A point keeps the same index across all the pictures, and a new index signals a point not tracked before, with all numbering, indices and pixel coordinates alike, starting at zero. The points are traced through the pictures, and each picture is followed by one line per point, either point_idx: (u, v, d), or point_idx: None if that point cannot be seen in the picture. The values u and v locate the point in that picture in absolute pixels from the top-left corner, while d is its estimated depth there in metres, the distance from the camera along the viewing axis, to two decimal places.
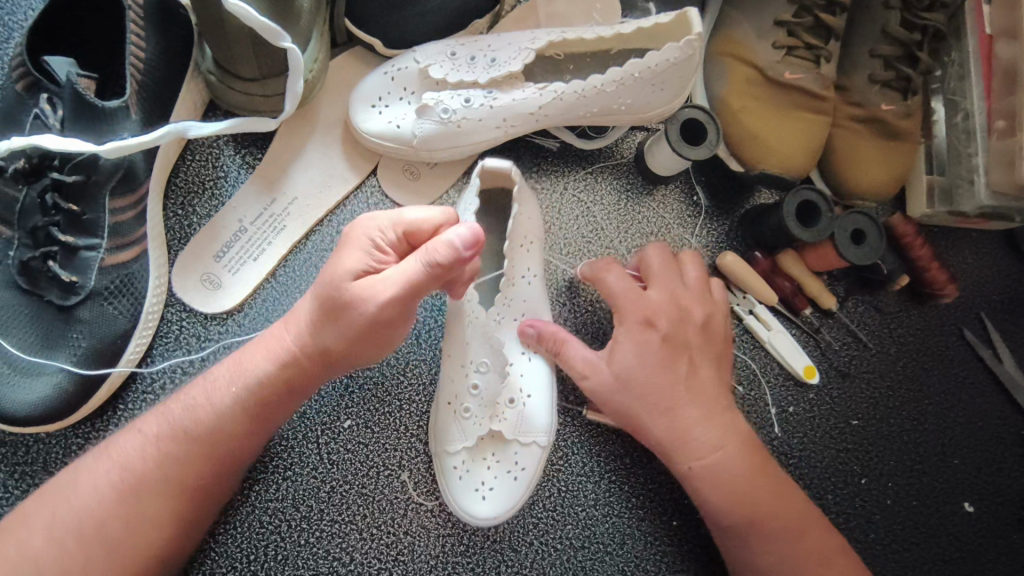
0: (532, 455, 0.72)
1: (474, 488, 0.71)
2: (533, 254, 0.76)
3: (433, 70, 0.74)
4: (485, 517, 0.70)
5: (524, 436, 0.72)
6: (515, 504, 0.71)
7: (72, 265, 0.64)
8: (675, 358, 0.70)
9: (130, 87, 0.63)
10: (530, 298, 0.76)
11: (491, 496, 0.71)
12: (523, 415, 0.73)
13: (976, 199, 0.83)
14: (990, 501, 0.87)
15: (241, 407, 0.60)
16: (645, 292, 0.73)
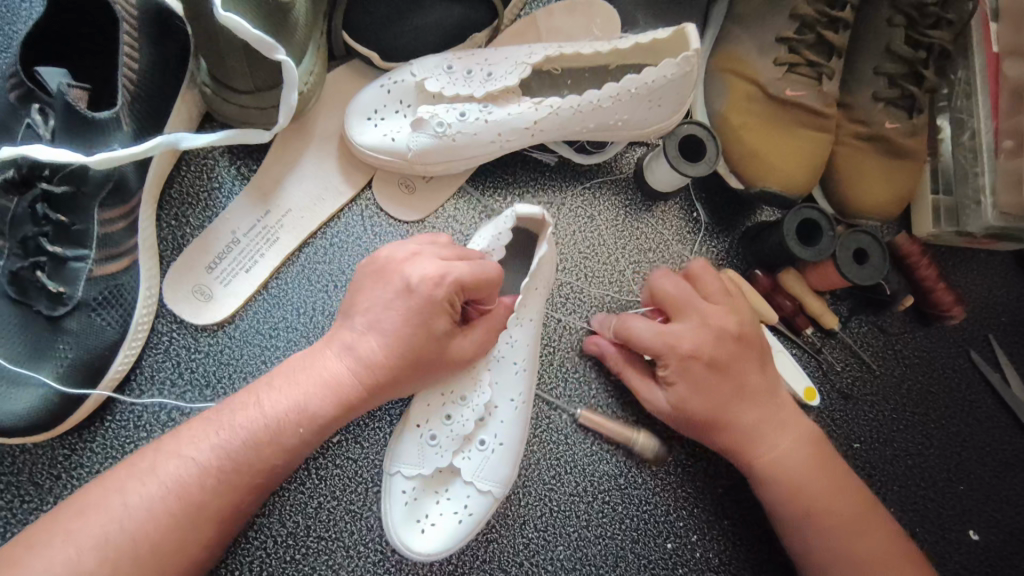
0: (482, 506, 0.70)
1: (413, 518, 0.69)
2: (541, 302, 0.73)
3: (429, 84, 0.73)
4: (418, 552, 0.68)
5: (482, 483, 0.70)
6: (453, 548, 0.69)
7: (60, 275, 0.64)
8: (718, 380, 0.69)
9: (123, 98, 0.62)
10: (527, 343, 0.73)
11: (429, 533, 0.68)
12: (488, 461, 0.70)
13: (983, 219, 0.81)
14: (997, 529, 0.85)
15: (282, 435, 0.58)
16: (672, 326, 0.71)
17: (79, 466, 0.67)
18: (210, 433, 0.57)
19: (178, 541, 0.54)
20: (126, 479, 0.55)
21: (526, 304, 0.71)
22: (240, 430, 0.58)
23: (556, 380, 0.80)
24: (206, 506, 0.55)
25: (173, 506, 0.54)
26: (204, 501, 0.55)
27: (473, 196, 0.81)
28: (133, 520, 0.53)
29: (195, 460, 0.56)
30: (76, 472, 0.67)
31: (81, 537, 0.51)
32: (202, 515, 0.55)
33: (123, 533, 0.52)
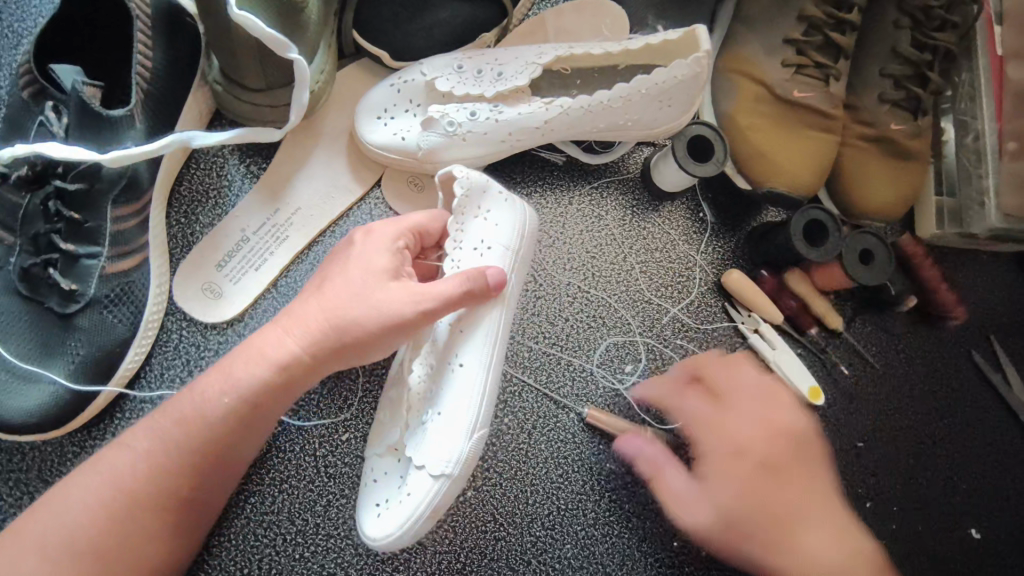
0: (423, 488, 0.63)
1: (374, 503, 0.67)
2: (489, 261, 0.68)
3: (439, 83, 0.73)
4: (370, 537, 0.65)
5: (419, 459, 0.64)
6: (406, 535, 0.64)
7: (72, 272, 0.64)
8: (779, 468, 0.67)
9: (136, 97, 0.63)
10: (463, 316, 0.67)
11: (383, 518, 0.65)
12: (427, 436, 0.65)
13: (987, 220, 0.82)
14: (999, 528, 0.86)
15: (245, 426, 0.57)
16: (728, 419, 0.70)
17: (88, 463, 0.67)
18: (151, 421, 0.57)
19: (140, 531, 0.55)
20: (87, 471, 0.55)
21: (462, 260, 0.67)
22: (172, 417, 0.57)
23: (564, 379, 0.80)
24: (143, 495, 0.55)
25: (125, 497, 0.55)
26: (146, 491, 0.55)
27: None
28: (88, 508, 0.54)
29: (134, 449, 0.56)
30: None
31: (45, 523, 0.53)
32: (145, 505, 0.55)
33: (78, 521, 0.53)
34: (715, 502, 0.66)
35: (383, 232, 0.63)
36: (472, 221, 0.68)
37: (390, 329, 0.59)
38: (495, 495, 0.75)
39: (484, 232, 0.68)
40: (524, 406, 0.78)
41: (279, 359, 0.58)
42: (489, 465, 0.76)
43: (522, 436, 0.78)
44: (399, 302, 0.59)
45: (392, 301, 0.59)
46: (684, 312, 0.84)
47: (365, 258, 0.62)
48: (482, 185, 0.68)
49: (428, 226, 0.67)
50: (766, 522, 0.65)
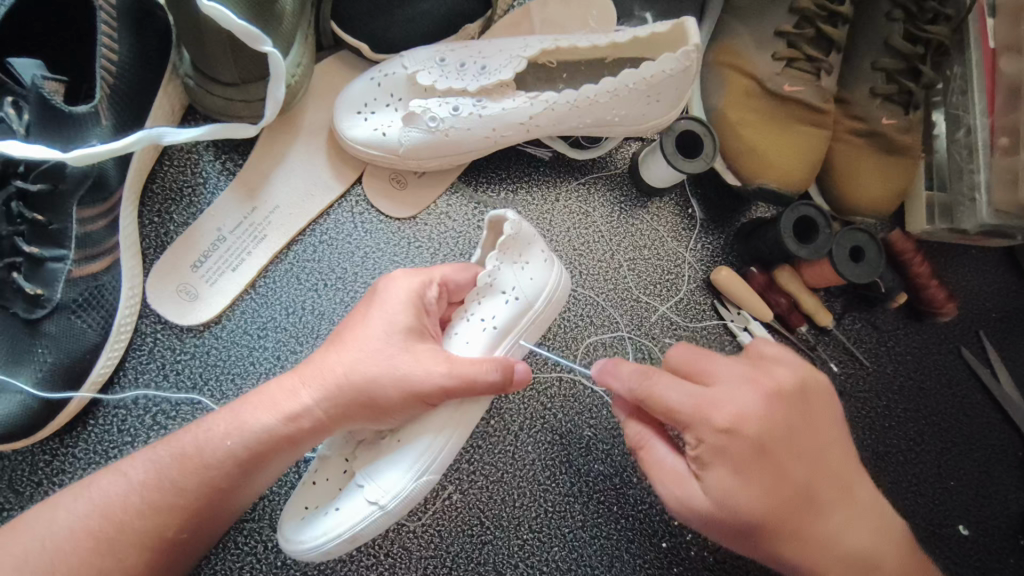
0: (355, 513, 0.60)
1: (301, 505, 0.63)
2: (512, 307, 0.65)
3: (421, 77, 0.71)
4: (294, 551, 0.61)
5: (374, 493, 0.61)
6: (298, 550, 0.61)
7: (38, 277, 0.61)
8: (772, 450, 0.55)
9: (100, 92, 0.60)
10: (471, 345, 0.64)
11: (305, 519, 0.62)
12: (389, 469, 0.61)
13: (978, 216, 0.81)
14: (986, 523, 0.85)
15: (217, 444, 0.55)
16: (701, 413, 0.55)
17: (61, 472, 0.65)
18: (149, 452, 0.56)
19: (115, 570, 0.52)
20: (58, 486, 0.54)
21: (480, 297, 0.65)
22: (171, 449, 0.56)
23: (552, 379, 0.79)
24: (125, 528, 0.53)
25: (101, 529, 0.52)
26: (109, 511, 0.53)
27: (465, 192, 0.79)
28: (61, 529, 0.52)
29: (126, 477, 0.54)
30: (58, 478, 0.65)
31: (22, 540, 0.51)
32: (103, 526, 0.52)
33: (46, 544, 0.51)
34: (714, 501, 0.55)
35: (405, 283, 0.61)
36: (508, 265, 0.66)
37: (409, 398, 0.58)
38: (481, 498, 0.74)
39: (517, 280, 0.66)
40: (511, 407, 0.77)
41: (289, 411, 0.57)
42: (475, 467, 0.75)
43: (509, 438, 0.76)
44: (420, 370, 0.58)
45: (410, 367, 0.57)
46: (674, 311, 0.83)
47: (387, 312, 0.60)
48: (529, 238, 0.66)
49: (457, 276, 0.65)
50: (779, 509, 0.56)
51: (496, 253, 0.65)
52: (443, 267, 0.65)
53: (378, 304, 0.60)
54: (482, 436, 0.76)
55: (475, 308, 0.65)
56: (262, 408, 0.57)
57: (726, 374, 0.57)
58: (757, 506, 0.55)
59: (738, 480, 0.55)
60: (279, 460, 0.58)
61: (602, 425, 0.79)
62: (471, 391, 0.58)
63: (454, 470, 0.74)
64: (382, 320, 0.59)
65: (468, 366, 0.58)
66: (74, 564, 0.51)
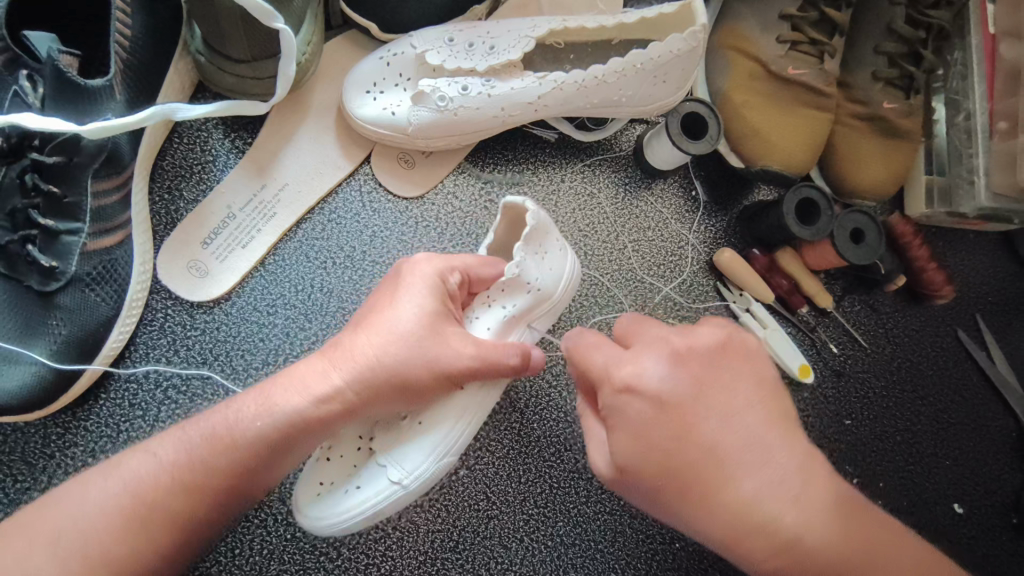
0: (377, 492, 0.63)
1: (316, 482, 0.64)
2: (533, 298, 0.67)
3: (430, 56, 0.71)
4: (320, 531, 0.63)
5: (398, 474, 0.63)
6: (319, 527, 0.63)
7: (52, 249, 0.62)
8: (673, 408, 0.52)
9: (115, 66, 0.60)
10: (490, 331, 0.67)
11: (323, 498, 0.63)
12: (412, 451, 0.63)
13: (976, 200, 0.82)
14: (980, 501, 0.87)
15: (224, 412, 0.56)
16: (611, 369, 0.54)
17: (72, 445, 0.66)
18: None
19: None
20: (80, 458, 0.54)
21: (506, 288, 0.66)
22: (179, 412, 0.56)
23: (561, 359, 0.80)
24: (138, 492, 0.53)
25: (120, 501, 0.52)
26: (121, 479, 0.53)
27: (471, 172, 0.80)
28: (76, 495, 0.52)
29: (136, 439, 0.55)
30: (70, 450, 0.65)
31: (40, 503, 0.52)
32: (114, 493, 0.53)
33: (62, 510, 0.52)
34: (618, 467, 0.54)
35: (431, 271, 0.62)
36: (531, 259, 0.65)
37: (437, 377, 0.60)
38: (487, 474, 0.75)
39: (540, 273, 0.67)
40: (518, 384, 0.78)
41: (299, 372, 0.58)
42: (481, 443, 0.76)
43: (515, 415, 0.77)
44: (450, 354, 0.59)
45: (438, 350, 0.59)
46: (677, 291, 0.84)
47: (418, 303, 0.60)
48: (546, 229, 0.66)
49: (479, 269, 0.65)
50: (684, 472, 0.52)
51: (520, 243, 0.64)
52: (467, 257, 0.65)
53: (395, 310, 0.60)
54: (487, 413, 0.77)
55: (497, 295, 0.66)
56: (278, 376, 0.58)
57: (649, 337, 0.55)
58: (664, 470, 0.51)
59: (636, 440, 0.52)
60: (308, 446, 0.58)
61: None
62: (496, 372, 0.62)
63: (462, 447, 0.75)
64: (409, 311, 0.60)
65: (492, 350, 0.61)
66: (97, 534, 0.52)
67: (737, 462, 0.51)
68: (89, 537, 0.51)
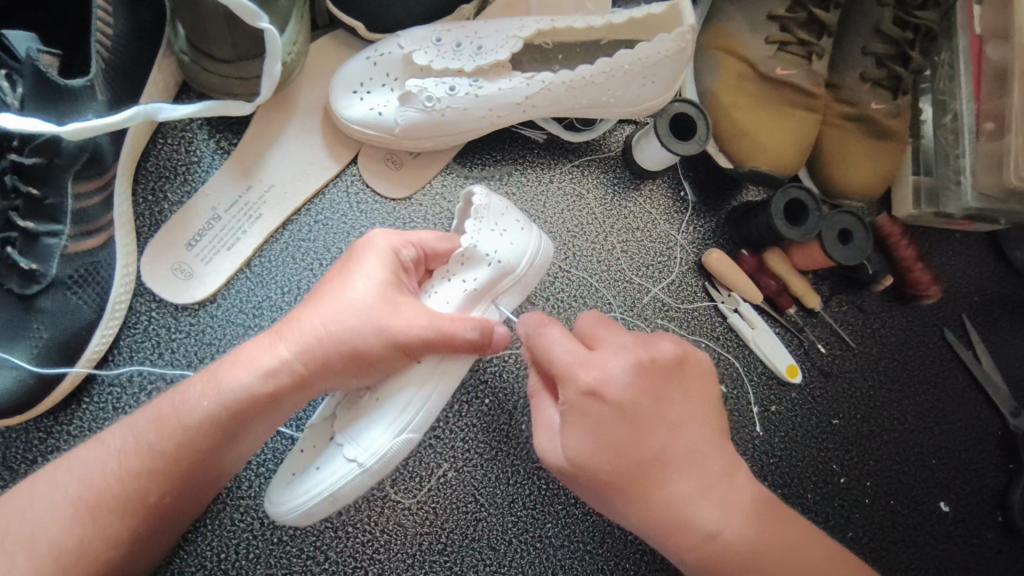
0: (335, 473, 0.61)
1: (287, 471, 0.64)
2: (492, 272, 0.65)
3: (417, 57, 0.71)
4: (283, 516, 0.62)
5: (351, 450, 0.61)
6: (282, 511, 0.62)
7: (34, 252, 0.61)
8: (631, 416, 0.56)
9: (96, 66, 0.59)
10: (449, 305, 0.65)
11: (288, 483, 0.63)
12: (367, 428, 0.62)
13: (963, 200, 0.82)
14: (966, 501, 0.88)
15: (202, 418, 0.55)
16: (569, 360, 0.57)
17: (55, 449, 0.65)
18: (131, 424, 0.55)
19: (109, 540, 0.52)
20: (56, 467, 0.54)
21: (464, 262, 0.65)
22: (149, 416, 0.55)
23: None
24: (113, 500, 0.53)
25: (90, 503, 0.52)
26: (100, 488, 0.53)
27: (459, 173, 0.80)
28: (56, 501, 0.52)
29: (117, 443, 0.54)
30: (52, 455, 0.65)
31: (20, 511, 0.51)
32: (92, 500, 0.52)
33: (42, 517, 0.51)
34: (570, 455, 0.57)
35: (385, 243, 0.62)
36: (486, 231, 0.65)
37: (388, 347, 0.59)
38: (475, 476, 0.75)
39: (498, 246, 0.65)
40: (506, 385, 0.78)
41: (267, 367, 0.57)
42: (469, 444, 0.76)
43: (503, 416, 0.77)
44: (400, 323, 0.59)
45: (389, 319, 0.59)
46: (665, 291, 0.84)
47: (366, 272, 0.60)
48: (501, 207, 0.67)
49: (434, 244, 0.66)
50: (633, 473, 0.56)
51: (473, 215, 0.65)
52: (422, 233, 0.65)
53: (346, 282, 0.60)
54: (476, 415, 0.76)
55: (456, 269, 0.65)
56: (240, 370, 0.57)
57: (615, 340, 0.59)
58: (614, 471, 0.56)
59: (594, 441, 0.56)
60: (260, 422, 0.58)
61: None
62: (452, 347, 0.61)
63: (450, 449, 0.75)
64: (362, 285, 0.60)
65: (448, 323, 0.60)
66: (77, 543, 0.51)
67: (674, 462, 0.57)
68: (67, 544, 0.51)
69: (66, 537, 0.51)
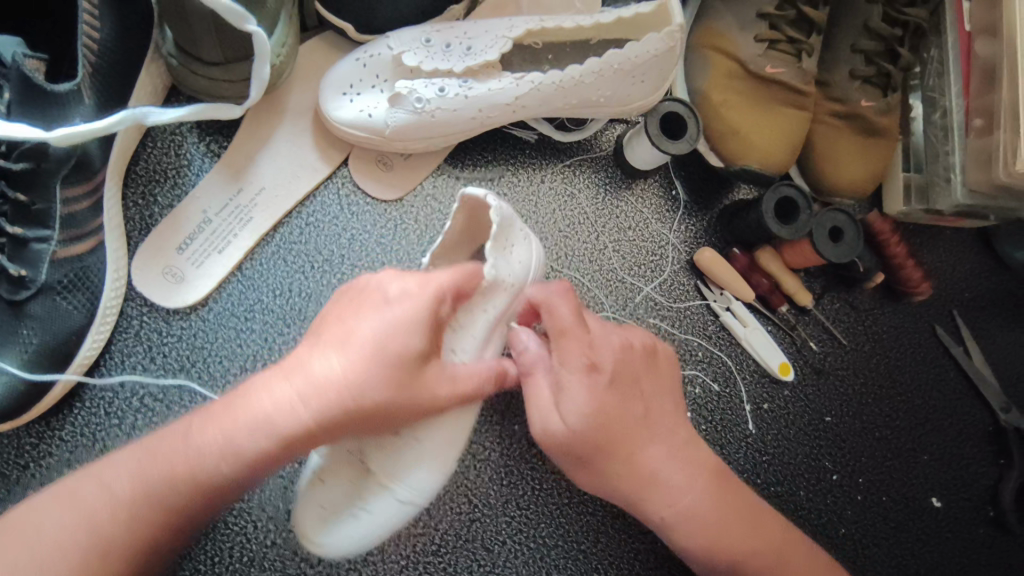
0: (385, 513, 0.63)
1: (317, 505, 0.64)
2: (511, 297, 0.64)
3: (406, 58, 0.71)
4: (319, 548, 0.63)
5: (404, 493, 0.63)
6: (337, 548, 0.63)
7: (22, 257, 0.61)
8: (621, 385, 0.64)
9: (82, 70, 0.59)
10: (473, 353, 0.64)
11: (326, 521, 0.63)
12: (415, 470, 0.63)
13: (952, 197, 0.83)
14: (958, 496, 0.88)
15: (212, 460, 0.50)
16: (570, 330, 0.63)
17: (47, 455, 0.65)
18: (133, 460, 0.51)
19: None
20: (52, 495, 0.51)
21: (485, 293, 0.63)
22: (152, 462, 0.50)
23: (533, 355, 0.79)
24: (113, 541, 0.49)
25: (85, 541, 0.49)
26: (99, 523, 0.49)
27: (452, 175, 0.80)
28: None
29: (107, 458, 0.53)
30: (45, 461, 0.65)
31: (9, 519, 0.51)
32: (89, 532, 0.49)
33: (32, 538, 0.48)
34: (567, 422, 0.62)
35: (423, 298, 0.55)
36: (502, 258, 0.63)
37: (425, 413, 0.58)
38: (469, 476, 0.75)
39: (513, 269, 0.64)
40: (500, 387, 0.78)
41: (284, 428, 0.50)
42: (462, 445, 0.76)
43: (496, 417, 0.77)
44: (438, 390, 0.57)
45: (428, 391, 0.56)
46: (657, 291, 0.84)
47: (398, 339, 0.53)
48: (510, 222, 0.63)
49: (467, 285, 0.59)
50: (618, 440, 0.63)
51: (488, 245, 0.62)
52: (442, 273, 0.57)
53: (376, 335, 0.53)
54: None
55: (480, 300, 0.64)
56: (253, 428, 0.50)
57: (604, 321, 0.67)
58: (600, 435, 0.62)
59: (591, 409, 0.62)
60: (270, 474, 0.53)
61: None
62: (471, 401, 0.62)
63: None
64: (404, 343, 0.54)
65: (471, 381, 0.60)
66: None
67: (656, 433, 0.65)
68: None
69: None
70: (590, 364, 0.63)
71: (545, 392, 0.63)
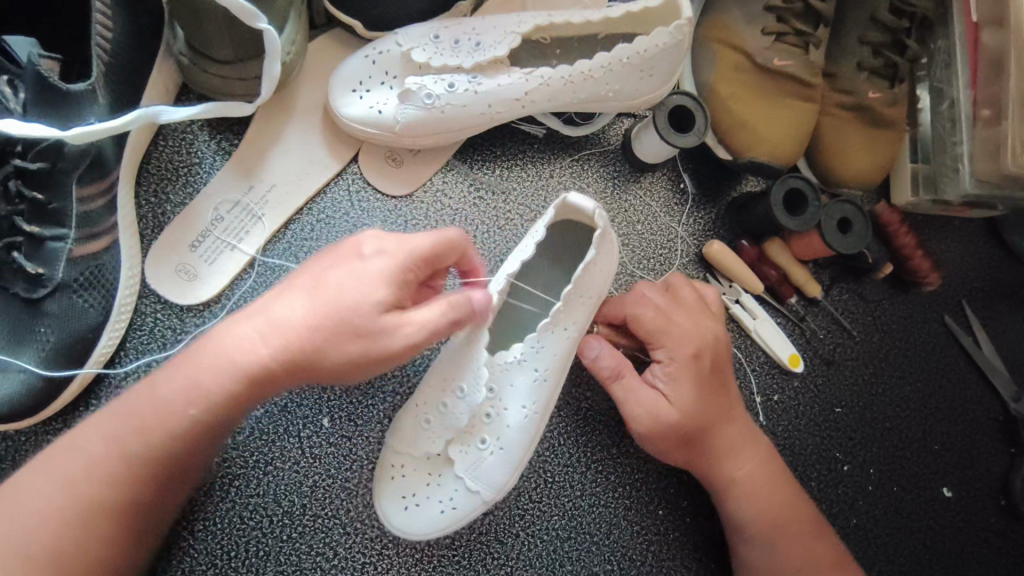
0: (465, 503, 0.68)
1: (400, 497, 0.68)
2: (587, 309, 0.70)
3: (416, 54, 0.71)
4: (395, 525, 0.68)
5: (476, 482, 0.68)
6: (426, 534, 0.69)
7: (38, 255, 0.61)
8: (717, 372, 0.73)
9: (96, 70, 0.59)
10: (556, 355, 0.69)
11: (411, 511, 0.68)
12: (485, 462, 0.68)
13: (961, 186, 0.82)
14: (969, 484, 0.88)
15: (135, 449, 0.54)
16: (671, 325, 0.73)
17: None
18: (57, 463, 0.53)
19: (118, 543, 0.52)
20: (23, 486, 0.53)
21: (569, 308, 0.68)
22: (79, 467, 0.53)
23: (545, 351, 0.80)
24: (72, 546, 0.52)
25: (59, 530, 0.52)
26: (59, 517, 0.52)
27: (462, 171, 0.80)
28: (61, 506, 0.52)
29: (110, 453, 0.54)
30: None
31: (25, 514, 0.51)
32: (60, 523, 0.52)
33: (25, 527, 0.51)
34: (679, 407, 0.70)
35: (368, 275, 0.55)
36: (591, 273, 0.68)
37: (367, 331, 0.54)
38: None
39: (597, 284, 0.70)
40: None
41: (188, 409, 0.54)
42: None
43: None
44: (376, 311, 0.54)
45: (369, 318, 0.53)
46: None
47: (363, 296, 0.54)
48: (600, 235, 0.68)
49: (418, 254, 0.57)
50: (713, 429, 0.71)
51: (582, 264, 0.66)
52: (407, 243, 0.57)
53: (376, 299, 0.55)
54: None
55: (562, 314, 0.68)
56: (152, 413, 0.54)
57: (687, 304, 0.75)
58: (699, 419, 0.70)
59: (696, 396, 0.71)
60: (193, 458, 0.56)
61: (598, 398, 0.80)
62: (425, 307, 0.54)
63: None
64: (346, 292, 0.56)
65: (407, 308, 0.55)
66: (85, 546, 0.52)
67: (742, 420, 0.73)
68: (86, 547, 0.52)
69: (63, 535, 0.51)
70: (693, 354, 0.71)
71: (652, 394, 0.70)
